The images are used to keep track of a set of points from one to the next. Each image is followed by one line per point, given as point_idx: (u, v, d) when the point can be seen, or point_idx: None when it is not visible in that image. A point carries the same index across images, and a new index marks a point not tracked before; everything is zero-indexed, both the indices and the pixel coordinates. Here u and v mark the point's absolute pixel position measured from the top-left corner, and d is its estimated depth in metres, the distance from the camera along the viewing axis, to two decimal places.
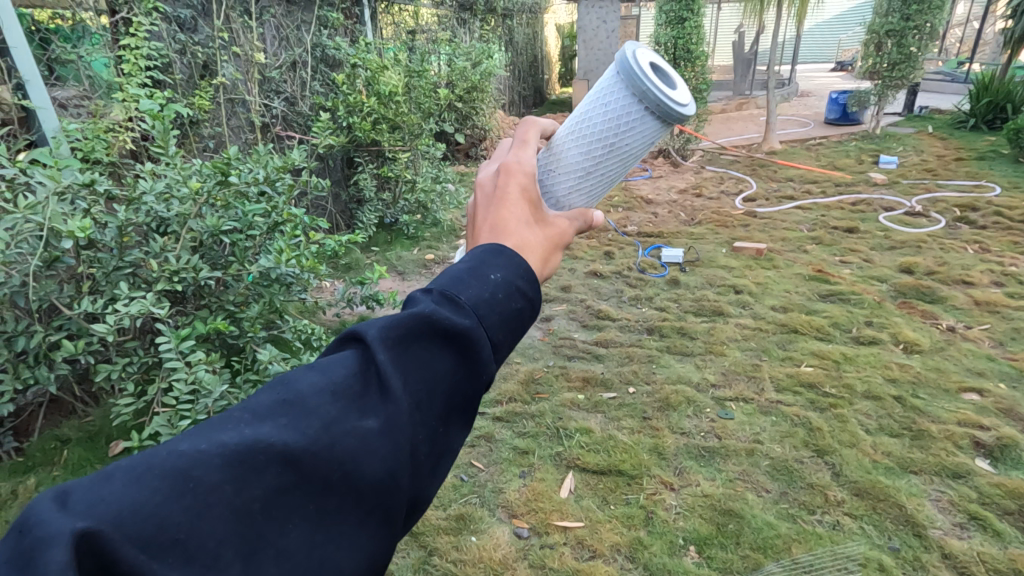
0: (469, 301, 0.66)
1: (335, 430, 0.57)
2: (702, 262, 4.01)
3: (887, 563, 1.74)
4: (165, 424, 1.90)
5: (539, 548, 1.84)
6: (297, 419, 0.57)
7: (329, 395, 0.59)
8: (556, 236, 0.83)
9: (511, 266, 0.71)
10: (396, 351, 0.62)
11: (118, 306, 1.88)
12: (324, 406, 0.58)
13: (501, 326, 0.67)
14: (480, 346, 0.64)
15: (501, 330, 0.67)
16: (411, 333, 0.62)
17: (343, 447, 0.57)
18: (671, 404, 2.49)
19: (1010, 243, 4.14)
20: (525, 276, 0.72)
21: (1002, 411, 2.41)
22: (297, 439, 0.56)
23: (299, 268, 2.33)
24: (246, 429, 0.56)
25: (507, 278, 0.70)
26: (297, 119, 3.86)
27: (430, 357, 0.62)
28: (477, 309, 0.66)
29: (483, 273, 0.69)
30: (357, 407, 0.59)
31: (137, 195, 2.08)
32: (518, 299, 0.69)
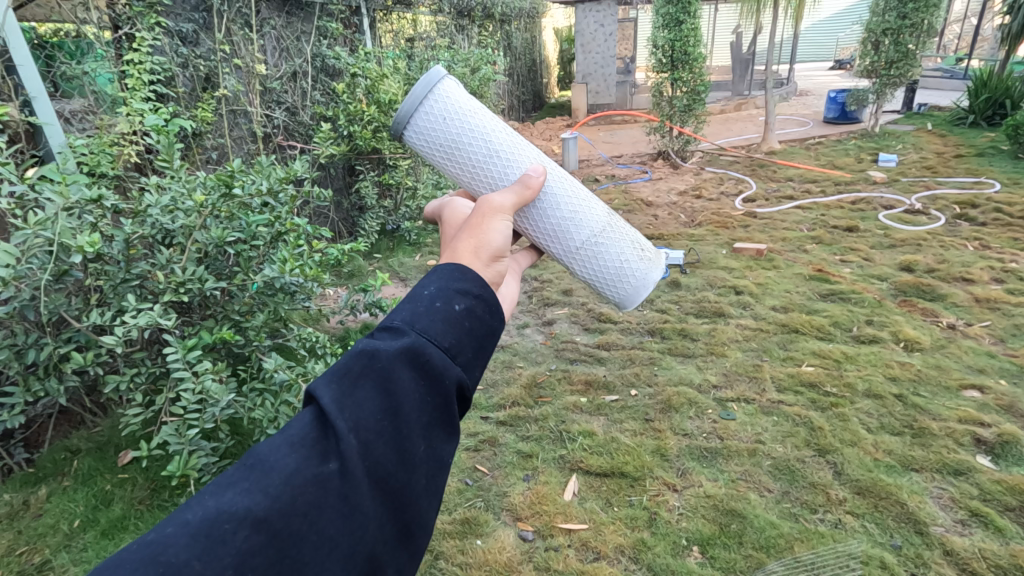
0: (404, 321, 0.69)
1: (297, 481, 0.58)
2: (703, 263, 4.03)
3: (889, 560, 1.75)
4: (173, 433, 1.93)
5: (544, 550, 1.86)
6: (257, 482, 0.58)
7: (287, 448, 0.60)
8: (484, 215, 0.87)
9: (443, 275, 0.75)
10: (345, 390, 0.63)
11: (125, 319, 1.91)
12: (283, 460, 0.59)
13: (447, 331, 0.69)
14: (427, 356, 0.66)
15: (450, 334, 0.69)
16: (356, 371, 0.64)
17: (308, 493, 0.58)
18: (673, 406, 2.51)
19: (1010, 239, 4.15)
20: (461, 278, 0.75)
21: (1003, 407, 2.42)
22: (260, 498, 0.57)
23: (303, 277, 2.37)
24: (210, 500, 0.57)
25: (441, 287, 0.73)
26: (298, 129, 3.90)
27: (381, 389, 0.64)
28: (414, 325, 0.68)
29: (415, 293, 0.72)
30: (315, 453, 0.60)
31: (143, 208, 2.11)
32: (458, 301, 0.72)
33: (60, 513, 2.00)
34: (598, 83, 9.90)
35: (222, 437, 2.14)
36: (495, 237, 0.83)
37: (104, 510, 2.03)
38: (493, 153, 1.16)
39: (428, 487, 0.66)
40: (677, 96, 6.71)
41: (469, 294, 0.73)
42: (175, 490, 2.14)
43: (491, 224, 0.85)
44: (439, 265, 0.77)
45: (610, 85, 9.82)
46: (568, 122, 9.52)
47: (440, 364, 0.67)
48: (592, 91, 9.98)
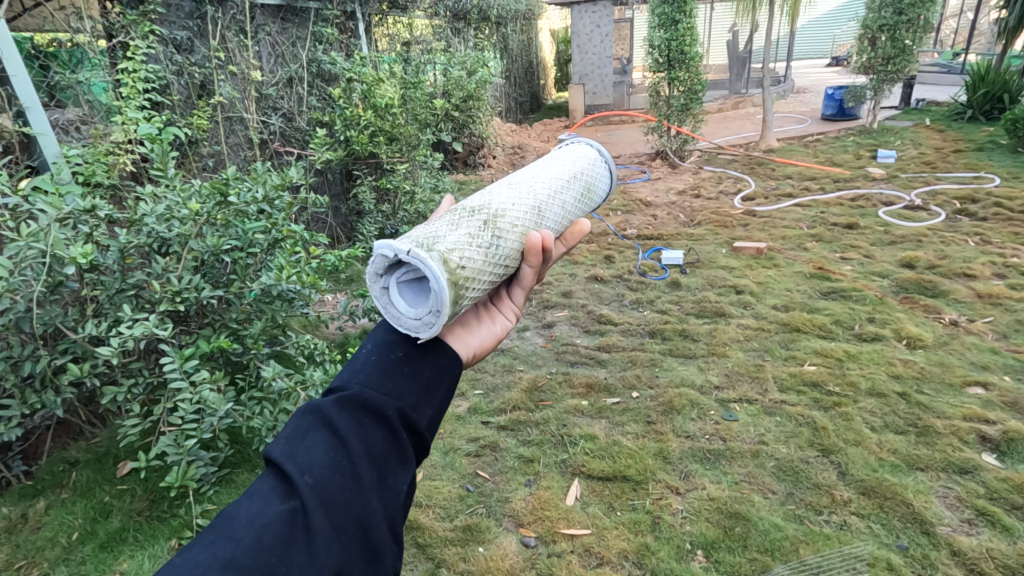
0: (343, 379, 0.81)
1: (260, 520, 0.65)
2: (703, 263, 4.01)
3: (896, 562, 1.73)
4: (171, 444, 1.92)
5: (547, 557, 1.84)
6: (222, 531, 0.64)
7: (248, 498, 0.67)
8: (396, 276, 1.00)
9: (375, 336, 0.89)
10: (296, 441, 0.72)
11: (121, 329, 1.90)
12: (247, 507, 0.66)
13: (383, 376, 0.81)
14: (371, 395, 0.77)
15: (388, 377, 0.82)
16: (305, 423, 0.74)
17: (273, 530, 0.65)
18: (675, 407, 2.49)
19: (1011, 234, 4.13)
20: (392, 336, 0.89)
21: (1008, 404, 2.40)
22: (226, 544, 0.63)
23: (300, 283, 2.36)
24: (177, 559, 0.62)
25: (376, 345, 0.87)
26: (295, 134, 3.89)
27: (327, 432, 0.73)
28: (353, 379, 0.80)
29: (351, 359, 0.85)
30: (277, 496, 0.68)
31: (138, 217, 2.09)
32: (390, 353, 0.85)
33: (58, 526, 1.99)
34: (595, 84, 9.89)
35: (221, 447, 2.13)
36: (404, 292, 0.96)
37: (102, 523, 2.01)
38: None
39: (385, 512, 0.73)
40: (674, 96, 6.69)
41: (403, 344, 0.88)
42: (175, 501, 2.12)
43: None
44: (374, 329, 0.91)
45: (607, 85, 9.81)
46: (566, 123, 9.51)
47: (380, 401, 0.78)
48: (590, 92, 9.97)
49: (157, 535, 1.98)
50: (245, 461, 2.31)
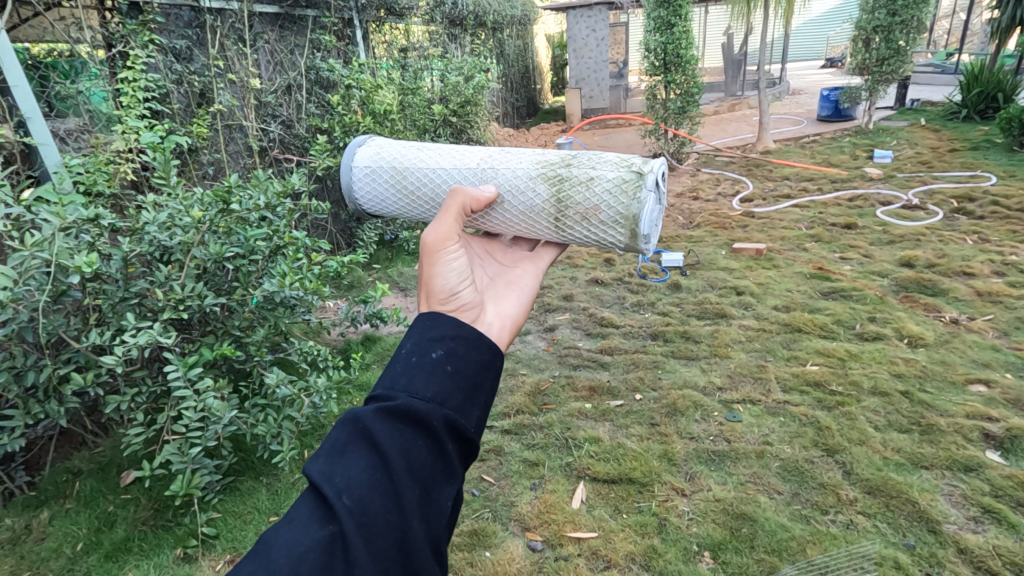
0: (386, 386, 0.79)
1: (298, 548, 0.66)
2: (703, 264, 4.02)
3: (903, 560, 1.73)
4: (176, 452, 1.93)
5: (554, 560, 1.83)
6: (263, 561, 0.65)
7: (286, 524, 0.68)
8: (430, 260, 0.98)
9: (418, 332, 0.85)
10: (335, 460, 0.72)
11: (125, 338, 1.90)
12: (284, 536, 0.67)
13: (426, 382, 0.78)
14: (412, 408, 0.75)
15: (430, 384, 0.78)
16: (346, 439, 0.73)
17: (310, 559, 0.65)
18: (679, 409, 2.49)
19: (1009, 232, 4.15)
20: (434, 331, 0.85)
21: (1010, 402, 2.41)
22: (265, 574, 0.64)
23: (302, 290, 2.36)
24: None
25: (417, 343, 0.83)
26: (294, 141, 3.89)
27: (366, 450, 0.72)
28: (396, 386, 0.78)
29: (394, 356, 0.83)
30: (315, 521, 0.68)
31: (140, 226, 2.09)
32: (434, 351, 0.82)
33: (63, 536, 1.98)
34: (591, 88, 9.93)
35: (225, 455, 2.13)
36: (440, 284, 0.95)
37: (107, 532, 2.00)
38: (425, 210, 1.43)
39: (427, 529, 0.71)
40: (671, 99, 6.72)
41: (444, 342, 0.83)
42: (180, 509, 2.12)
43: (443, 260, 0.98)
44: (415, 319, 0.88)
45: (603, 89, 9.85)
46: (563, 127, 9.54)
47: (422, 411, 0.75)
48: (586, 96, 10.01)
49: (162, 544, 1.97)
50: (249, 468, 2.30)
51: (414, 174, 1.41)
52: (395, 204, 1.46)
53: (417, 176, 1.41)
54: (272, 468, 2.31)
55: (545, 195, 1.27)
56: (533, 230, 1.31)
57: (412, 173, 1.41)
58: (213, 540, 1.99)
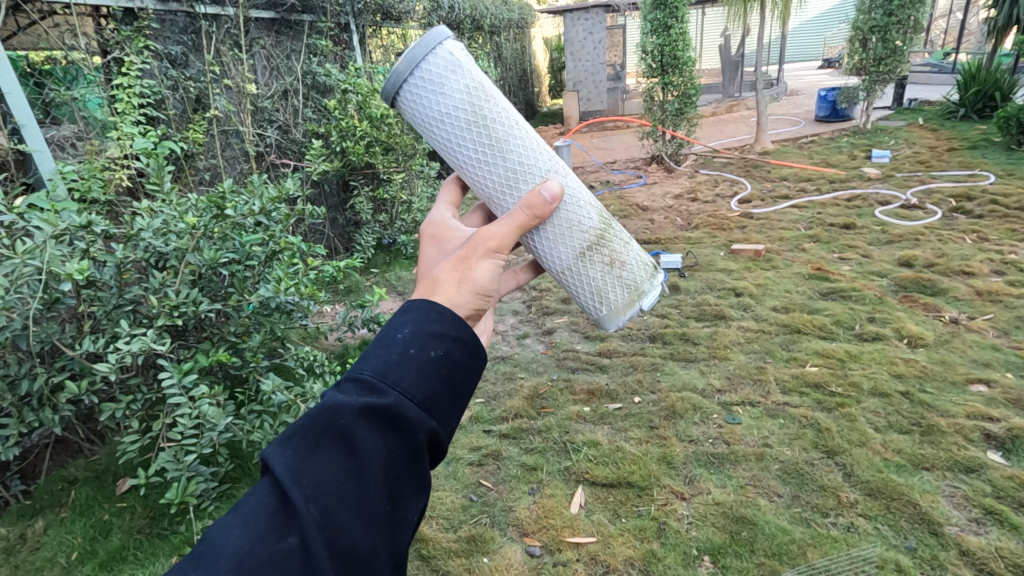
0: (376, 376, 0.74)
1: (259, 556, 0.63)
2: (701, 266, 4.01)
3: (905, 563, 1.71)
4: (171, 460, 1.92)
5: (553, 566, 1.82)
6: (218, 561, 0.62)
7: (246, 522, 0.64)
8: (473, 255, 0.89)
9: (413, 323, 0.80)
10: (308, 457, 0.68)
11: (118, 345, 1.88)
12: (243, 540, 0.64)
13: (416, 387, 0.74)
14: (399, 418, 0.71)
15: (419, 391, 0.75)
16: (319, 437, 0.69)
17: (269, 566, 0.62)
18: (678, 412, 2.48)
19: (1008, 231, 4.14)
20: (434, 325, 0.80)
21: (1011, 401, 2.39)
22: None
23: (298, 295, 2.36)
24: None
25: (414, 334, 0.78)
26: (291, 146, 3.88)
27: (342, 452, 0.69)
28: (387, 382, 0.73)
29: (387, 338, 0.77)
30: (277, 527, 0.65)
31: (134, 232, 2.08)
32: (433, 349, 0.78)
33: (57, 546, 1.96)
34: (589, 91, 9.95)
35: (221, 461, 2.11)
36: (479, 283, 0.87)
37: (102, 541, 1.99)
38: (474, 145, 1.10)
39: (391, 542, 0.70)
40: (668, 100, 6.72)
41: (444, 341, 0.79)
42: (175, 517, 2.10)
43: (480, 260, 0.89)
44: (417, 306, 0.82)
45: (601, 92, 9.87)
46: (561, 130, 9.55)
47: (410, 419, 0.72)
48: (584, 98, 10.02)
49: (157, 553, 1.96)
50: (246, 475, 2.28)
51: (498, 106, 1.10)
52: (451, 110, 1.08)
53: (499, 113, 1.10)
54: None
55: (592, 224, 1.16)
56: (550, 250, 1.15)
57: (497, 106, 1.10)
58: None
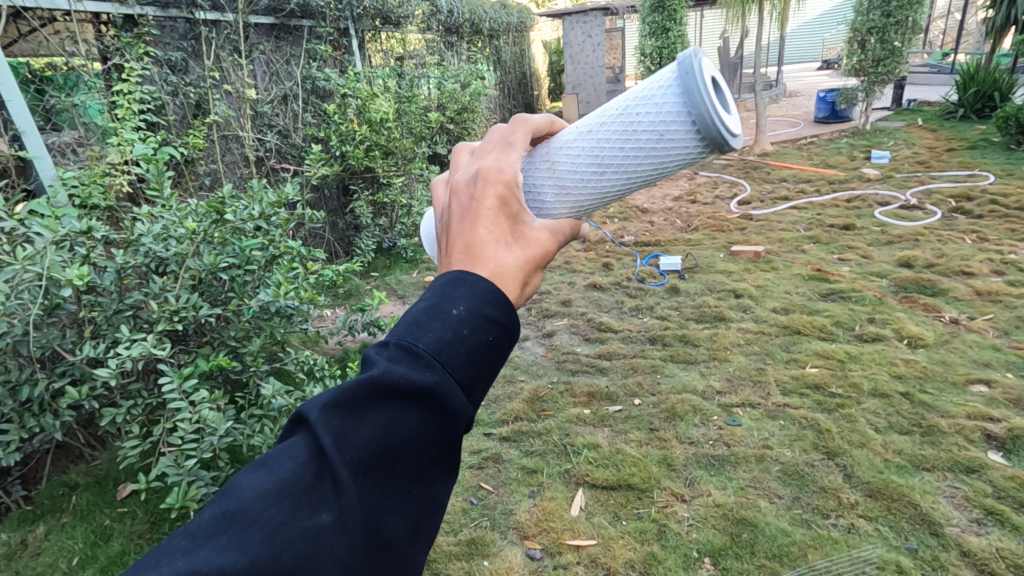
0: (428, 349, 0.60)
1: (284, 535, 0.53)
2: (701, 267, 4.02)
3: (905, 564, 1.71)
4: (171, 464, 1.92)
5: (553, 569, 1.82)
6: (241, 535, 0.53)
7: (272, 496, 0.55)
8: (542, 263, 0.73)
9: (474, 291, 0.64)
10: (345, 429, 0.57)
11: (118, 350, 1.89)
12: (270, 511, 0.55)
13: (468, 364, 0.62)
14: (447, 400, 0.59)
15: (470, 370, 0.62)
16: (362, 405, 0.58)
17: (292, 551, 0.53)
18: (678, 414, 2.48)
19: (1008, 231, 4.14)
20: (495, 297, 0.65)
21: (1012, 401, 2.39)
22: (237, 557, 0.52)
23: (298, 299, 2.36)
24: (184, 559, 0.52)
25: (472, 308, 0.63)
26: (291, 151, 3.90)
27: (383, 432, 0.57)
28: (438, 357, 0.60)
29: (443, 308, 0.62)
30: (306, 504, 0.55)
31: (134, 237, 2.09)
32: (490, 330, 0.63)
33: (58, 551, 1.96)
34: (588, 93, 9.97)
35: (222, 466, 2.12)
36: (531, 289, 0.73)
37: (103, 546, 1.99)
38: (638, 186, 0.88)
39: (423, 535, 0.59)
40: None
41: (503, 319, 0.65)
42: (176, 522, 2.10)
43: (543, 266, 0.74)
44: (482, 286, 0.65)
45: (600, 95, 9.89)
46: None
47: (459, 406, 0.60)
48: (583, 101, 10.05)
49: None
50: None
51: None
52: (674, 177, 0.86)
53: None
54: None
55: None
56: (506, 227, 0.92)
57: None
58: None
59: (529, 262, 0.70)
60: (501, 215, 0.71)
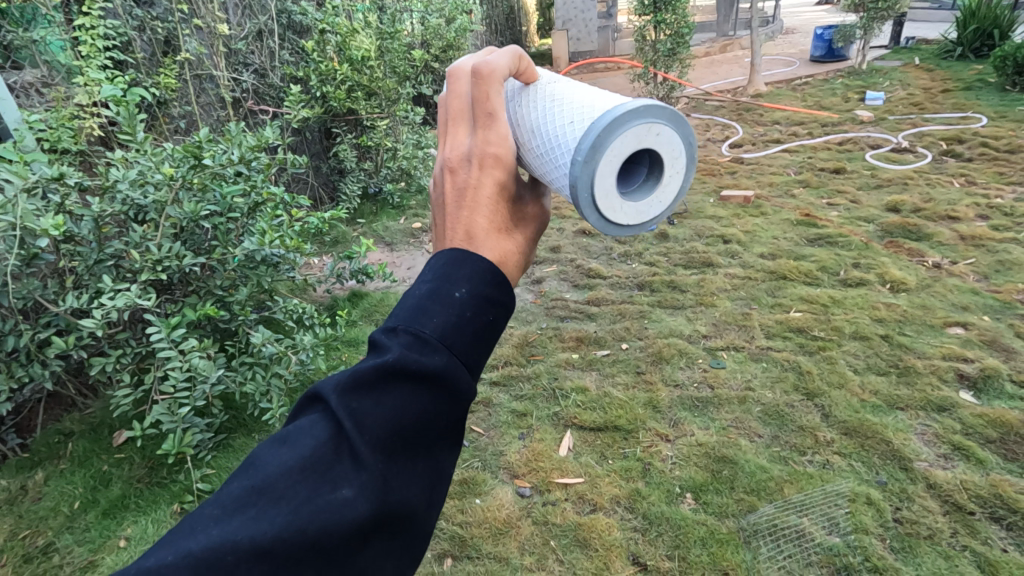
0: (435, 333, 0.67)
1: (311, 507, 0.59)
2: (690, 213, 4.00)
3: (875, 496, 1.80)
4: (165, 412, 1.94)
5: (542, 505, 1.89)
6: (270, 506, 0.59)
7: (296, 472, 0.60)
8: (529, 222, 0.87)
9: (472, 281, 0.73)
10: (362, 407, 0.63)
11: (102, 300, 1.86)
12: (295, 486, 0.60)
13: (468, 347, 0.69)
14: (454, 380, 0.67)
15: (470, 351, 0.70)
16: (378, 385, 0.64)
17: (317, 523, 0.58)
18: (664, 358, 2.54)
19: (996, 174, 4.14)
20: (490, 286, 0.73)
21: (986, 343, 2.46)
22: (267, 528, 0.57)
23: (284, 248, 2.32)
24: (216, 530, 0.57)
25: (470, 295, 0.71)
26: (269, 92, 3.74)
27: (400, 408, 0.64)
28: (443, 342, 0.67)
29: (444, 295, 0.70)
30: (328, 478, 0.60)
31: (110, 184, 2.01)
32: (486, 315, 0.72)
33: (59, 496, 2.01)
34: (579, 30, 9.57)
35: (216, 412, 2.15)
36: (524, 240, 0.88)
37: (103, 491, 2.03)
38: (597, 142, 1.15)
39: (432, 502, 0.67)
40: (660, 40, 6.48)
41: (496, 305, 0.73)
42: (174, 466, 2.14)
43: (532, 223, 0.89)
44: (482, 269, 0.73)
45: (591, 31, 9.50)
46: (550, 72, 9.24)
47: (462, 384, 0.68)
48: (573, 38, 9.65)
49: (159, 500, 2.00)
50: (241, 426, 2.30)
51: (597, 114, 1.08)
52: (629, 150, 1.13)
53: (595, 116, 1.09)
54: (264, 425, 2.32)
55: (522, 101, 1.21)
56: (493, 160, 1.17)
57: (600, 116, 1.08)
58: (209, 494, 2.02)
59: (526, 243, 0.83)
60: (502, 199, 0.82)
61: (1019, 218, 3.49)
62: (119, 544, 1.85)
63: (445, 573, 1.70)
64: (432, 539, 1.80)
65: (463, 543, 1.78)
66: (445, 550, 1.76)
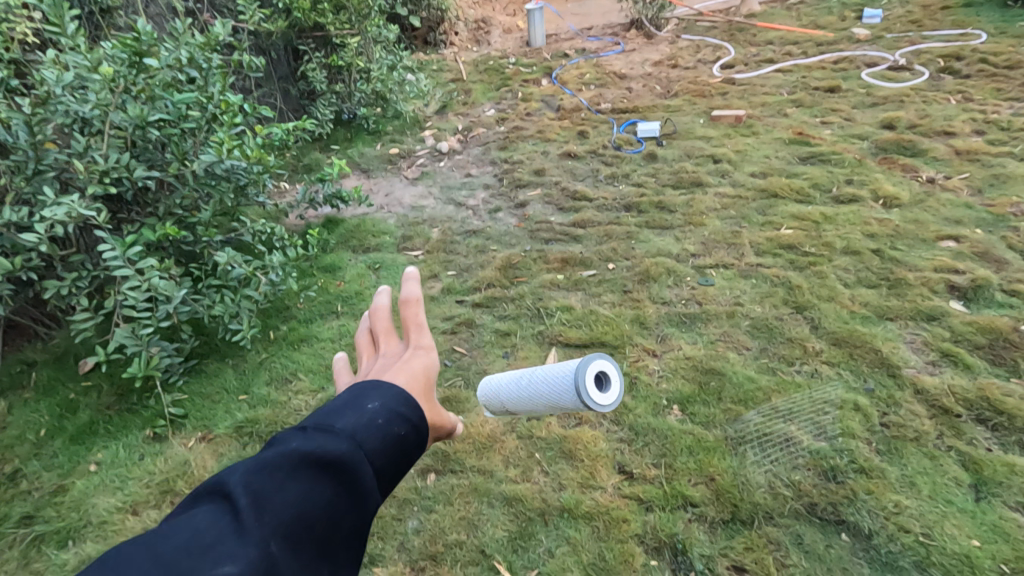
0: (343, 449, 0.79)
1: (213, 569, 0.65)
2: (680, 134, 3.84)
3: (863, 402, 1.78)
4: (128, 335, 1.85)
5: (526, 420, 1.85)
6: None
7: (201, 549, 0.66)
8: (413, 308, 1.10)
9: (383, 411, 0.88)
10: (272, 491, 0.73)
11: (44, 213, 1.71)
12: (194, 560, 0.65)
13: (377, 465, 0.83)
14: (356, 472, 0.79)
15: (376, 460, 0.83)
16: (286, 471, 0.75)
17: None
18: (652, 276, 2.46)
19: (993, 90, 4.01)
20: (402, 404, 0.91)
21: (978, 254, 2.42)
22: None
23: (245, 160, 2.15)
24: None
25: (375, 431, 0.84)
26: (225, 3, 3.43)
27: (309, 493, 0.75)
28: (350, 438, 0.81)
29: (359, 405, 0.87)
30: (219, 552, 0.66)
31: (44, 87, 1.81)
32: (397, 428, 0.87)
33: (24, 424, 1.92)
34: None
35: (185, 337, 2.05)
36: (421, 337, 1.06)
37: (70, 418, 1.95)
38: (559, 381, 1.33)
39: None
40: None
41: (396, 439, 0.86)
42: (145, 392, 2.04)
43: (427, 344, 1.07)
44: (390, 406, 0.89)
45: None
46: None
47: (364, 482, 0.80)
48: None
49: (130, 426, 1.92)
50: (213, 352, 2.20)
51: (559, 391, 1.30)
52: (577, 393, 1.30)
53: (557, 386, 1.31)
54: (238, 349, 2.22)
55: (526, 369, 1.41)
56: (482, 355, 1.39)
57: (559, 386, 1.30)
58: (182, 419, 1.93)
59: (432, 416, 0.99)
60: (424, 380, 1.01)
61: (1016, 133, 3.40)
62: (90, 468, 1.78)
63: (429, 486, 1.67)
64: (415, 455, 1.76)
65: (446, 458, 1.74)
66: (428, 465, 1.73)
